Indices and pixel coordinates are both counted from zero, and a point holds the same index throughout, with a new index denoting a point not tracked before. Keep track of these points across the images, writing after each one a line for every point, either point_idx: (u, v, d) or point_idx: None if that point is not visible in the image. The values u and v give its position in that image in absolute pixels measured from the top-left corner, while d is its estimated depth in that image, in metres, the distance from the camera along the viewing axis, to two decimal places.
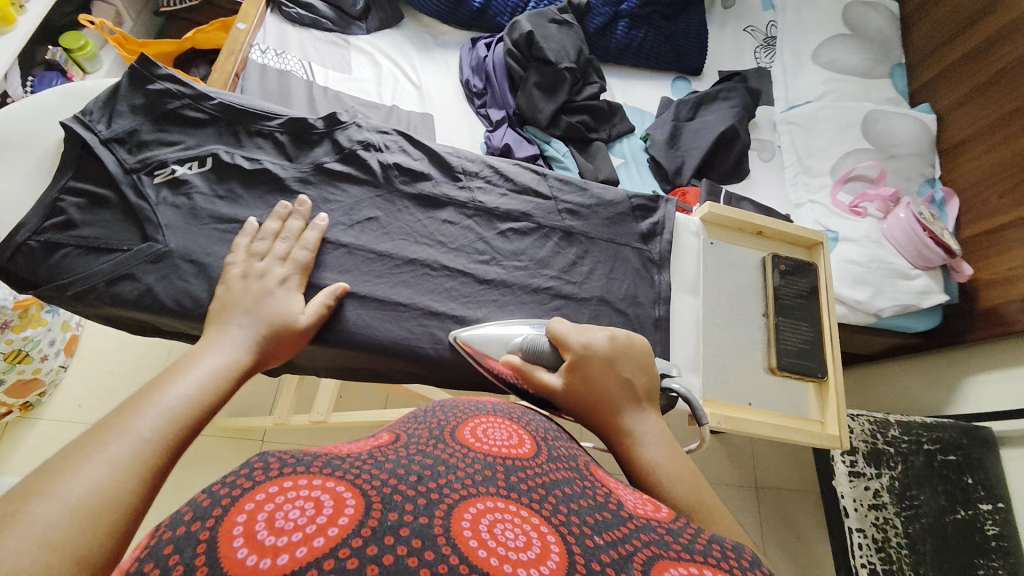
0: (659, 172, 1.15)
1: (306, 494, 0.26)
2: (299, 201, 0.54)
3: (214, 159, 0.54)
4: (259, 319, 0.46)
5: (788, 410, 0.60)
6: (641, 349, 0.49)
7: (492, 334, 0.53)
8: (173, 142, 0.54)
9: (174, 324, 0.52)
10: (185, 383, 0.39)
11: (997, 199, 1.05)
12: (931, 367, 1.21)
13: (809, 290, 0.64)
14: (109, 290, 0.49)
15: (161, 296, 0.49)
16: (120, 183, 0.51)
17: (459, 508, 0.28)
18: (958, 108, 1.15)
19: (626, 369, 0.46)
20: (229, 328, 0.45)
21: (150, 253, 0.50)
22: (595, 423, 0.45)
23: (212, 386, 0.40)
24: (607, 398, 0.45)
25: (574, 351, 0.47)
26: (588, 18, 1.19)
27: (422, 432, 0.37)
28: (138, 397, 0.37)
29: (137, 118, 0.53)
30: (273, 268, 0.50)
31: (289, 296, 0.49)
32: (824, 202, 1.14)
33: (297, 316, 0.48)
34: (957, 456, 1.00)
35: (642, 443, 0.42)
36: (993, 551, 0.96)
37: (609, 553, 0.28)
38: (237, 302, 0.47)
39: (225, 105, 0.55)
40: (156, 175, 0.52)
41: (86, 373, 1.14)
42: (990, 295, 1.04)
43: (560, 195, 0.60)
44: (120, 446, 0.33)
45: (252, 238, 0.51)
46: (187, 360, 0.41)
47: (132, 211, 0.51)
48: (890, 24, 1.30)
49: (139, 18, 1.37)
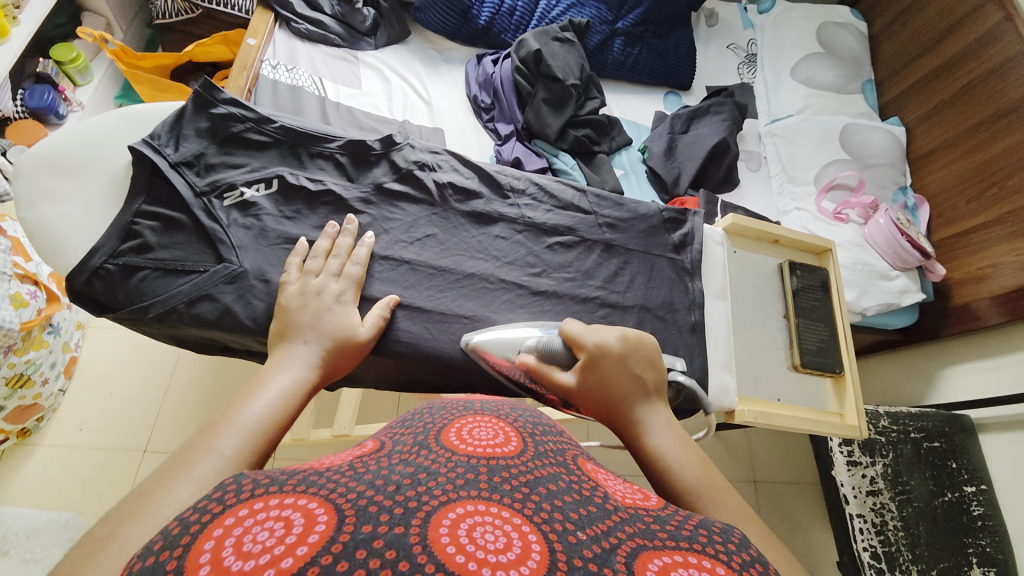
0: (657, 182, 1.20)
1: (276, 513, 0.26)
2: (347, 219, 0.56)
3: (280, 180, 0.56)
4: (323, 335, 0.47)
5: (810, 404, 0.66)
6: (650, 346, 0.52)
7: (502, 338, 0.54)
8: (238, 164, 0.56)
9: (244, 342, 0.54)
10: (264, 399, 0.40)
11: (965, 204, 1.15)
12: (909, 361, 1.32)
13: (823, 293, 0.70)
14: (190, 311, 0.50)
15: (240, 316, 0.51)
16: (192, 206, 0.53)
17: (437, 514, 0.28)
18: (925, 122, 1.26)
19: (637, 366, 0.50)
20: (295, 345, 0.45)
21: (226, 274, 0.51)
22: (609, 418, 0.48)
23: (283, 405, 0.41)
24: (618, 394, 0.48)
25: (587, 350, 0.50)
26: (586, 36, 1.23)
27: (407, 438, 0.38)
28: (219, 419, 0.38)
29: (203, 141, 0.55)
30: (329, 285, 0.50)
31: (346, 311, 0.50)
32: (809, 209, 1.22)
33: (357, 330, 0.49)
34: (941, 443, 1.09)
35: (654, 434, 0.46)
36: (981, 530, 1.04)
37: (593, 548, 0.28)
38: (300, 323, 0.47)
39: (288, 128, 0.57)
40: (226, 197, 0.54)
41: (84, 396, 1.11)
42: (964, 293, 1.14)
43: (600, 210, 0.64)
44: (204, 467, 0.34)
45: (322, 256, 0.53)
46: (259, 380, 0.42)
47: (205, 233, 0.53)
48: (860, 44, 1.41)
49: (130, 30, 1.32)
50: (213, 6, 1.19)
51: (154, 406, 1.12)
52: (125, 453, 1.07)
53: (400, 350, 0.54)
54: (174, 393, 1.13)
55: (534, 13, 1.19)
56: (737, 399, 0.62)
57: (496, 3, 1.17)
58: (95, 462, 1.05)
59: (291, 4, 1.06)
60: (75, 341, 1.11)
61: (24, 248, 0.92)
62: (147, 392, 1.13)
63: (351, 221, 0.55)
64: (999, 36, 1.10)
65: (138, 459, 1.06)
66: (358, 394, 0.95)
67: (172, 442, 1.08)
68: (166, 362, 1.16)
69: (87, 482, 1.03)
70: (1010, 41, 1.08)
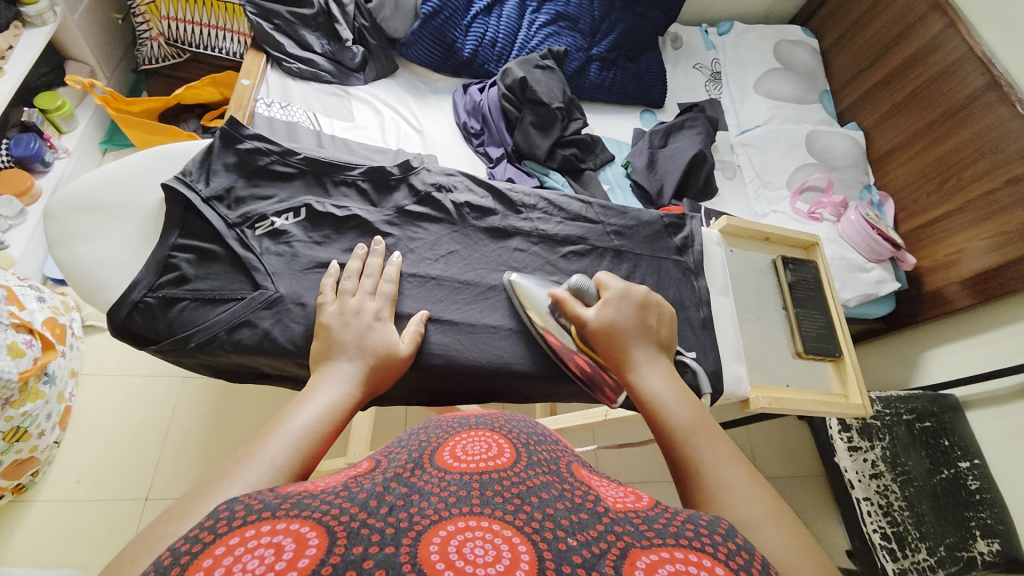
0: (642, 194, 1.26)
1: (267, 540, 0.27)
2: (374, 241, 0.58)
3: (308, 209, 0.58)
4: (367, 351, 0.48)
5: (816, 387, 0.71)
6: (664, 309, 0.57)
7: (543, 288, 0.61)
8: (266, 196, 0.58)
9: (282, 366, 0.55)
10: (307, 412, 0.42)
11: (926, 197, 1.25)
12: (893, 349, 1.39)
13: (815, 283, 0.75)
14: (231, 338, 0.52)
15: (279, 339, 0.53)
16: (226, 237, 0.55)
17: (428, 533, 0.30)
18: (882, 124, 1.37)
19: (651, 318, 0.56)
20: (339, 363, 0.47)
21: (263, 300, 0.53)
22: (611, 357, 0.52)
23: (329, 417, 0.42)
24: (626, 335, 0.53)
25: (613, 290, 0.56)
26: (565, 62, 1.30)
27: (402, 456, 0.40)
28: (270, 426, 0.40)
29: (232, 175, 0.57)
30: (366, 303, 0.53)
31: (386, 328, 0.52)
32: (785, 211, 1.30)
33: (398, 346, 0.51)
34: (933, 422, 1.14)
35: (651, 377, 0.50)
36: (980, 503, 1.09)
37: (582, 553, 0.30)
38: (344, 341, 0.49)
39: (312, 159, 0.60)
40: (258, 227, 0.56)
41: (80, 446, 1.07)
42: (934, 279, 1.22)
43: (607, 219, 0.68)
44: (257, 473, 0.36)
45: (355, 276, 0.55)
46: (306, 393, 0.44)
47: (240, 262, 0.55)
48: (813, 59, 1.54)
49: (113, 76, 1.34)
50: (201, 50, 1.23)
51: (154, 450, 1.09)
52: (126, 503, 1.03)
53: (434, 362, 0.57)
54: (174, 436, 1.11)
55: (514, 43, 1.26)
56: (750, 387, 0.65)
57: (479, 36, 1.23)
58: (94, 515, 1.01)
59: (282, 45, 1.09)
60: (69, 390, 1.08)
61: (18, 297, 0.90)
62: (146, 437, 1.10)
63: (379, 242, 0.58)
64: (944, 41, 1.21)
65: (140, 508, 1.03)
66: (371, 419, 0.96)
67: (176, 487, 1.06)
68: (166, 404, 1.14)
69: (89, 535, 1.00)
70: (956, 45, 1.18)
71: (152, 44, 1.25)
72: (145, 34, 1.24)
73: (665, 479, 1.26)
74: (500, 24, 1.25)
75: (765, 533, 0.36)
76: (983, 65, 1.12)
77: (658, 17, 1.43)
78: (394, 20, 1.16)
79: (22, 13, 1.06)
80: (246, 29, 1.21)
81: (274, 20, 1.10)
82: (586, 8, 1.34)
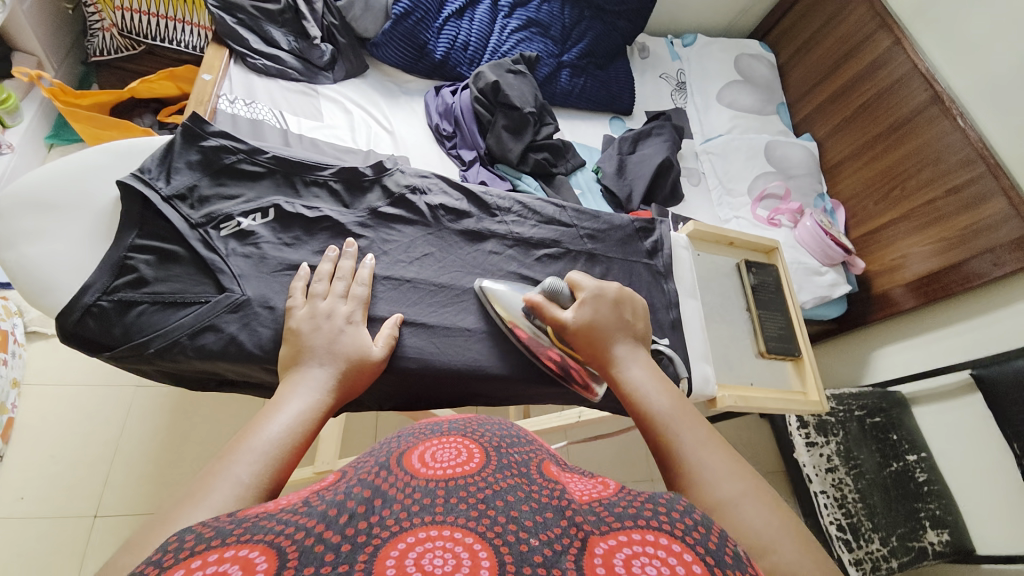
0: (613, 199, 1.29)
1: (214, 569, 0.26)
2: (347, 243, 0.57)
3: (277, 209, 0.57)
4: (338, 356, 0.47)
5: (778, 385, 0.74)
6: (637, 303, 0.58)
7: (517, 292, 0.61)
8: (232, 196, 0.56)
9: (249, 372, 0.53)
10: (277, 424, 0.40)
11: (874, 205, 1.33)
12: (844, 348, 1.47)
13: (775, 285, 0.78)
14: (194, 343, 0.50)
15: (246, 344, 0.51)
16: (189, 238, 0.52)
17: (386, 547, 0.28)
18: (833, 136, 1.45)
19: (627, 313, 0.56)
20: (310, 369, 0.45)
21: (229, 303, 0.51)
22: (593, 354, 0.53)
23: (300, 427, 0.41)
24: (605, 331, 0.53)
25: (587, 291, 0.57)
26: (536, 67, 1.31)
27: (369, 465, 0.39)
28: (236, 441, 0.38)
29: (195, 173, 0.55)
30: (337, 307, 0.52)
31: (358, 331, 0.51)
32: (746, 217, 1.36)
33: (372, 350, 0.51)
34: (882, 418, 1.22)
35: (631, 369, 0.51)
36: (928, 494, 1.17)
37: (544, 552, 0.29)
38: (314, 345, 0.48)
39: (281, 158, 0.58)
40: (223, 228, 0.54)
41: (21, 461, 1.00)
42: (881, 282, 1.31)
43: (580, 223, 0.69)
44: (223, 493, 0.34)
45: (327, 279, 0.54)
46: (274, 404, 0.42)
47: (204, 264, 0.52)
48: (771, 72, 1.62)
49: (61, 67, 1.26)
50: (158, 42, 1.17)
51: (103, 464, 1.02)
52: (72, 522, 0.97)
53: (408, 366, 0.56)
54: (126, 449, 1.04)
55: (486, 47, 1.27)
56: (717, 387, 0.68)
57: (451, 38, 1.23)
58: (36, 535, 0.94)
59: (246, 40, 1.05)
60: (9, 401, 1.00)
61: None
62: (95, 451, 1.03)
63: (351, 244, 0.57)
64: (891, 59, 1.30)
65: (88, 526, 0.97)
66: (340, 424, 0.94)
67: (128, 503, 1.00)
68: (117, 413, 1.07)
69: (29, 557, 0.93)
70: (901, 63, 1.27)
71: (103, 35, 1.19)
72: (96, 25, 1.18)
73: (635, 478, 1.29)
74: (473, 28, 1.25)
75: (747, 508, 0.37)
76: (927, 81, 1.21)
77: (625, 27, 1.47)
78: (364, 20, 1.14)
79: None
80: (207, 22, 1.17)
81: (238, 14, 1.06)
82: (557, 15, 1.36)
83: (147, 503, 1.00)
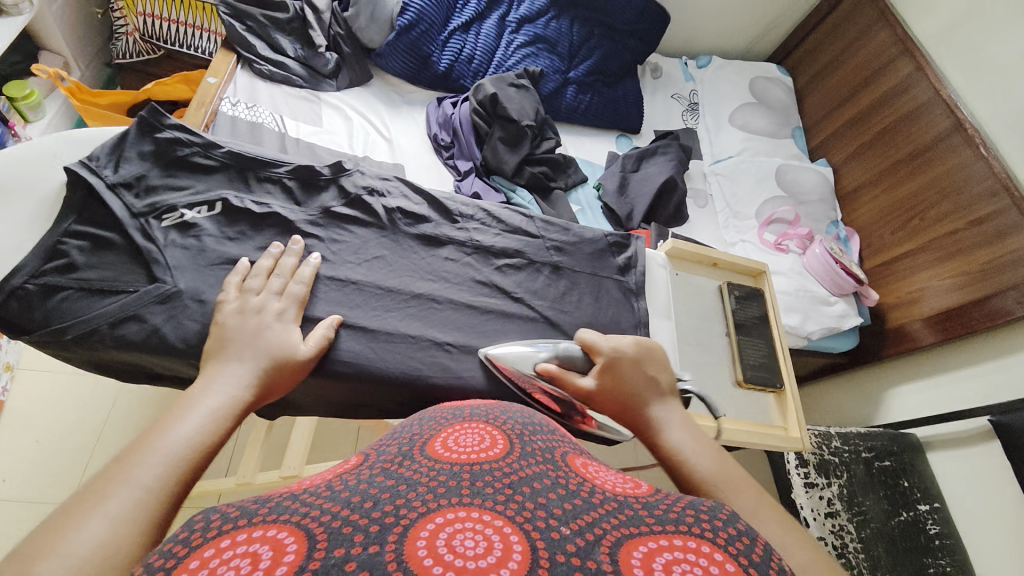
0: (612, 217, 1.26)
1: (242, 550, 0.28)
2: (292, 240, 0.57)
3: (224, 203, 0.58)
4: (261, 354, 0.47)
5: (756, 417, 0.70)
6: (661, 354, 0.57)
7: (522, 350, 0.60)
8: (182, 187, 0.58)
9: (172, 366, 0.53)
10: (188, 424, 0.40)
11: (890, 235, 1.26)
12: (854, 383, 1.39)
13: (759, 316, 0.74)
14: (113, 332, 0.51)
15: (169, 336, 0.51)
16: (127, 227, 0.54)
17: (417, 526, 0.32)
18: (851, 162, 1.39)
19: (650, 367, 0.56)
20: (228, 365, 0.45)
21: (158, 294, 0.52)
22: (627, 419, 0.52)
23: (214, 427, 0.41)
24: (635, 393, 0.53)
25: (605, 353, 0.56)
26: (541, 83, 1.31)
27: (394, 451, 0.44)
28: (141, 443, 0.38)
29: (146, 164, 0.57)
30: (269, 302, 0.52)
31: (286, 329, 0.51)
32: (753, 241, 1.31)
33: (298, 348, 0.51)
34: (891, 462, 1.13)
35: (672, 432, 0.49)
36: (939, 549, 1.08)
37: (576, 541, 0.33)
38: (238, 339, 0.48)
39: (235, 153, 0.60)
40: (165, 219, 0.55)
41: (6, 444, 1.02)
42: (898, 316, 1.23)
43: (547, 234, 0.69)
44: (121, 499, 0.34)
45: (264, 276, 0.54)
46: (186, 400, 0.42)
47: (140, 253, 0.54)
48: (787, 95, 1.57)
49: (87, 69, 1.32)
50: (177, 47, 1.23)
51: (84, 452, 1.04)
52: (49, 507, 0.98)
53: (338, 369, 0.55)
54: (108, 439, 1.06)
55: (491, 61, 1.27)
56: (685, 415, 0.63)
57: (456, 52, 1.24)
58: (13, 518, 0.96)
59: (254, 46, 1.08)
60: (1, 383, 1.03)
61: None
62: (77, 438, 1.05)
63: (296, 243, 0.58)
64: (912, 84, 1.25)
65: None
66: (311, 428, 0.93)
67: None
68: (103, 403, 1.08)
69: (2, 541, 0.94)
70: (922, 89, 1.22)
71: (128, 39, 1.25)
72: (122, 29, 1.24)
73: None
74: (478, 42, 1.26)
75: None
76: (948, 108, 1.15)
77: (636, 46, 1.46)
78: (369, 31, 1.16)
79: None
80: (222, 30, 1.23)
81: (246, 22, 1.09)
82: (565, 32, 1.37)
83: None
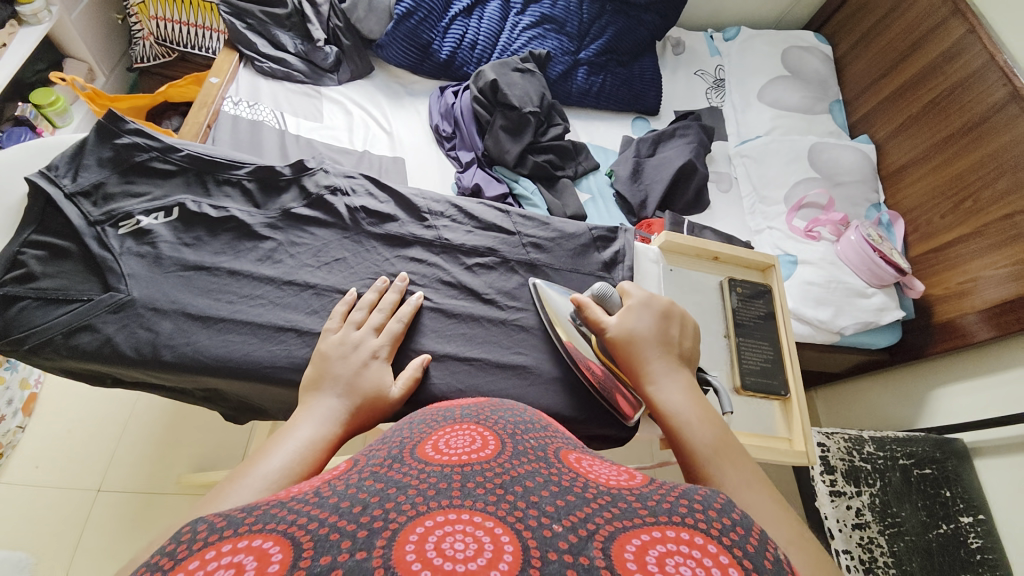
0: (624, 205, 1.19)
1: (228, 560, 0.25)
2: (399, 276, 0.63)
3: (181, 208, 0.60)
4: (355, 391, 0.51)
5: (760, 429, 0.70)
6: (689, 320, 0.60)
7: (566, 296, 0.66)
8: (139, 193, 0.60)
9: (129, 372, 0.56)
10: (286, 451, 0.43)
11: (939, 219, 1.13)
12: (897, 383, 1.26)
13: (765, 313, 0.74)
14: (68, 341, 0.53)
15: (121, 345, 0.54)
16: (83, 235, 0.56)
17: (405, 531, 0.27)
18: (895, 138, 1.25)
19: (673, 328, 0.58)
20: (327, 398, 0.50)
21: (111, 302, 0.54)
22: (631, 370, 0.55)
23: (308, 456, 0.44)
24: (645, 346, 0.56)
25: (635, 299, 0.60)
26: (549, 66, 1.25)
27: (381, 453, 0.38)
28: (246, 467, 0.42)
29: (104, 171, 0.59)
30: (367, 339, 0.56)
31: (382, 368, 0.55)
32: (781, 228, 1.20)
33: (389, 389, 0.54)
34: (933, 470, 1.04)
35: (667, 393, 0.53)
36: (980, 564, 0.98)
37: (568, 538, 0.28)
38: (338, 374, 0.52)
39: (193, 156, 0.62)
40: (121, 226, 0.58)
41: (42, 434, 1.10)
42: (946, 309, 1.11)
43: (524, 230, 0.70)
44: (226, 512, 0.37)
45: (368, 308, 0.60)
46: (287, 429, 0.46)
47: (94, 261, 0.56)
48: (825, 65, 1.43)
49: (112, 74, 1.39)
50: (189, 50, 1.26)
51: (111, 441, 1.11)
52: (79, 493, 1.06)
53: (290, 377, 0.57)
54: (133, 429, 1.13)
55: (496, 46, 1.23)
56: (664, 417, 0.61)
57: (458, 38, 1.20)
58: (49, 503, 1.05)
59: (255, 44, 1.09)
60: (36, 378, 1.11)
61: None
62: (106, 428, 1.12)
63: (402, 279, 0.63)
64: (965, 48, 1.10)
65: (91, 499, 1.06)
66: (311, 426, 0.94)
67: (129, 481, 1.08)
68: (127, 400, 1.15)
69: (40, 523, 1.03)
70: (976, 53, 1.08)
71: (144, 44, 1.29)
72: (138, 34, 1.28)
73: None
74: (482, 26, 1.22)
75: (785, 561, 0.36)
76: (1005, 75, 1.01)
77: (653, 21, 1.37)
78: (368, 21, 1.15)
79: (17, 11, 1.09)
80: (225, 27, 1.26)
81: (247, 20, 1.10)
82: (574, 10, 1.29)
83: (145, 483, 1.08)
